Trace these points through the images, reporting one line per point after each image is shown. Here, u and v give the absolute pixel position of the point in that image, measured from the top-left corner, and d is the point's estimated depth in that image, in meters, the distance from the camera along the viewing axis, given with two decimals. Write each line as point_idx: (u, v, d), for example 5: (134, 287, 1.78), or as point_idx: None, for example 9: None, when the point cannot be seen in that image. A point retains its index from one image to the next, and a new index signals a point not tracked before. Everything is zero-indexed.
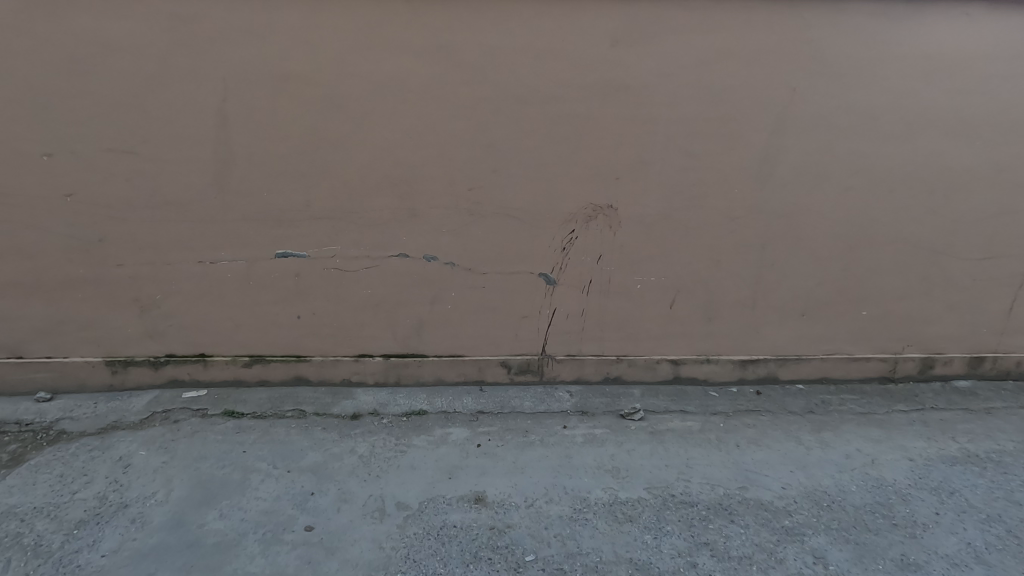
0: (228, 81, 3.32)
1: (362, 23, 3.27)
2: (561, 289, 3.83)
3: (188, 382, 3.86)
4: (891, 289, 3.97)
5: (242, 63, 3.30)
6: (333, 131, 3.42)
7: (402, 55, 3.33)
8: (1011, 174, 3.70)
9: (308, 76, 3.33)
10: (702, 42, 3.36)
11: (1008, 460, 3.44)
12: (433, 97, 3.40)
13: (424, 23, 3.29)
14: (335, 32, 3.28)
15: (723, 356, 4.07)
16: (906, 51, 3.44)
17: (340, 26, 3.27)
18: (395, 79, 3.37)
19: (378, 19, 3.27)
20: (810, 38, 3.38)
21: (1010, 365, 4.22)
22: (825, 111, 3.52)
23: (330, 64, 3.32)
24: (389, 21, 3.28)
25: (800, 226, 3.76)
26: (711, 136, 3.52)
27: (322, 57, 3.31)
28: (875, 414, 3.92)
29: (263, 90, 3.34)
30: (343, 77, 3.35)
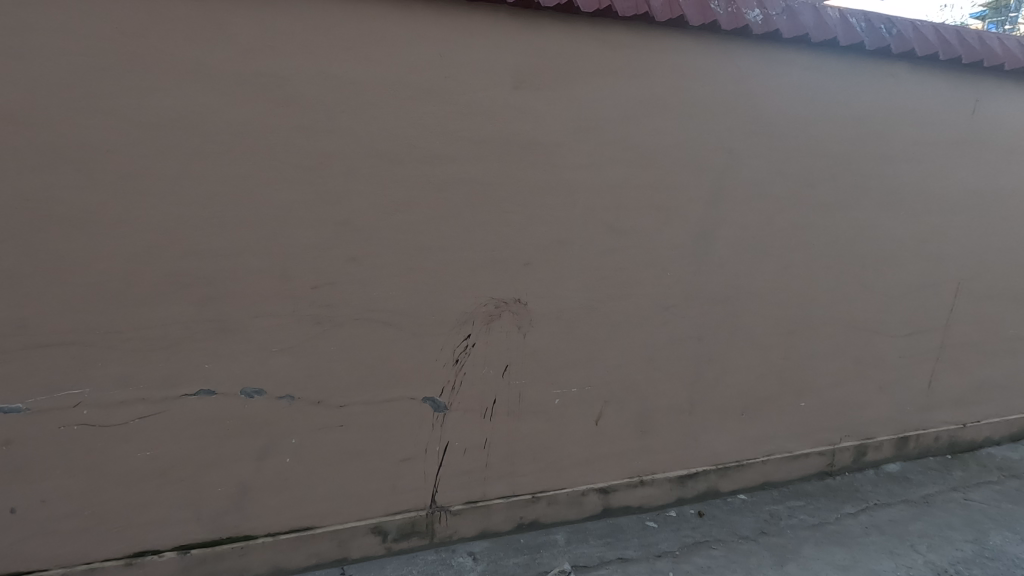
0: None
1: (123, 30, 2.01)
2: (455, 416, 2.73)
3: None
4: (828, 376, 3.46)
5: None
6: (70, 202, 2.04)
7: (197, 84, 2.11)
8: (929, 246, 3.43)
9: (19, 112, 1.95)
10: (628, 90, 2.62)
11: (976, 572, 2.88)
12: (255, 149, 2.20)
13: (234, 37, 2.12)
14: (71, 42, 1.97)
15: (658, 475, 3.21)
16: (840, 111, 3.02)
17: (87, 33, 1.98)
18: (185, 121, 2.11)
19: (153, 26, 2.03)
20: (747, 91, 2.81)
21: (932, 442, 3.87)
22: (763, 176, 2.95)
23: (62, 92, 1.98)
24: (173, 30, 2.05)
25: (739, 311, 3.10)
26: (640, 208, 2.76)
27: (47, 81, 1.96)
28: (828, 525, 3.23)
29: None
30: (89, 114, 2.02)
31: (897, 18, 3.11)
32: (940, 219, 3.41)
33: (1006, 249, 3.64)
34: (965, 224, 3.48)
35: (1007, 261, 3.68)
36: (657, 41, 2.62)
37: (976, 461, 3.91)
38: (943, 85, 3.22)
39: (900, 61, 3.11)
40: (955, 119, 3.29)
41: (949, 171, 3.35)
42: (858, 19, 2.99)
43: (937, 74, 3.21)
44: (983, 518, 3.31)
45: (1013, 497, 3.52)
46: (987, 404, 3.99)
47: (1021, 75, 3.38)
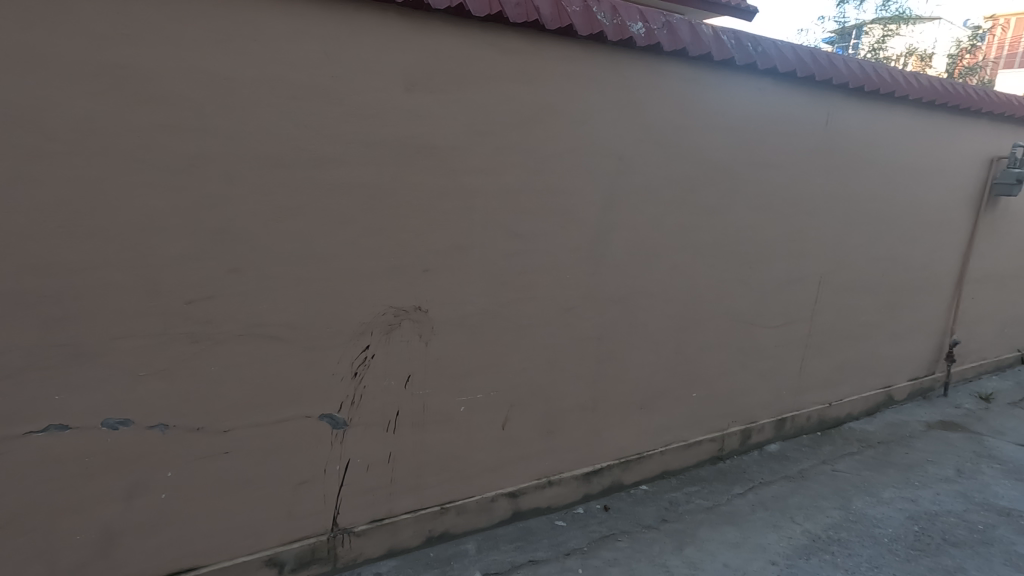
0: None
1: None
2: (356, 432, 2.60)
3: None
4: (715, 367, 3.72)
5: None
6: None
7: (33, 75, 1.83)
8: (795, 244, 3.79)
9: None
10: (523, 95, 2.65)
11: (844, 536, 3.22)
12: (110, 150, 1.95)
13: (79, 23, 1.86)
14: None
15: (565, 474, 3.27)
16: (717, 121, 3.25)
17: None
18: (20, 116, 1.83)
19: None
20: (634, 100, 2.95)
21: (804, 421, 4.28)
22: (651, 181, 3.10)
23: None
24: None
25: (635, 310, 3.24)
26: (538, 212, 2.79)
27: None
28: (721, 506, 3.46)
29: None
30: None
31: (762, 37, 3.39)
32: (803, 220, 3.78)
33: (857, 245, 4.12)
34: (823, 224, 3.89)
35: (859, 256, 4.16)
36: (549, 49, 2.67)
37: (841, 436, 4.37)
38: (803, 99, 3.57)
39: (765, 77, 3.38)
40: (812, 130, 3.66)
41: (810, 176, 3.73)
42: (729, 36, 3.23)
43: (798, 90, 3.54)
44: (847, 486, 3.71)
45: (870, 465, 3.98)
46: (847, 384, 4.48)
47: (864, 93, 3.82)
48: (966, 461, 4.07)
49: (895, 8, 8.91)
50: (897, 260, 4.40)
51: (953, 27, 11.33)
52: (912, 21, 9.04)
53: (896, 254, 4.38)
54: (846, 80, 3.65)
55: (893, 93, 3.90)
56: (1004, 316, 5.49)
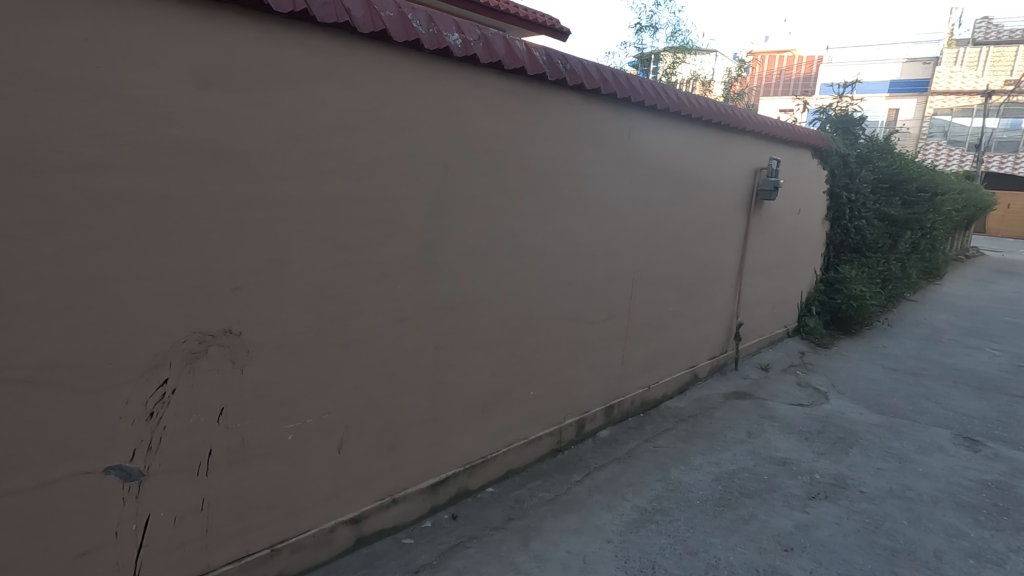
0: None
1: None
2: (157, 481, 2.22)
3: None
4: (550, 365, 3.91)
5: None
6: None
7: None
8: (611, 245, 4.16)
9: None
10: (339, 99, 2.52)
11: (666, 504, 3.60)
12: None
13: None
14: None
15: (410, 489, 3.17)
16: (535, 132, 3.43)
17: None
18: None
19: None
20: (455, 109, 2.98)
21: (629, 406, 4.72)
22: (477, 188, 3.16)
23: None
24: None
25: (470, 316, 3.28)
26: (363, 221, 2.68)
27: None
28: (562, 496, 3.65)
29: None
30: None
31: (571, 55, 3.63)
32: (616, 224, 4.17)
33: (661, 245, 4.66)
34: (633, 226, 4.33)
35: (663, 255, 4.71)
36: (364, 52, 2.57)
37: (659, 415, 4.90)
38: (610, 114, 3.92)
39: (575, 92, 3.64)
40: (618, 142, 4.04)
41: (619, 184, 4.12)
42: (541, 53, 3.40)
43: (604, 105, 3.87)
44: (666, 459, 4.16)
45: (683, 437, 4.52)
46: (662, 368, 5.04)
47: (657, 110, 4.30)
48: (754, 423, 4.83)
49: (681, 39, 10.33)
50: (693, 256, 5.07)
51: (724, 59, 13.50)
52: (694, 51, 10.56)
53: (692, 251, 5.05)
54: (644, 99, 4.07)
55: (681, 112, 4.47)
56: (773, 299, 6.64)
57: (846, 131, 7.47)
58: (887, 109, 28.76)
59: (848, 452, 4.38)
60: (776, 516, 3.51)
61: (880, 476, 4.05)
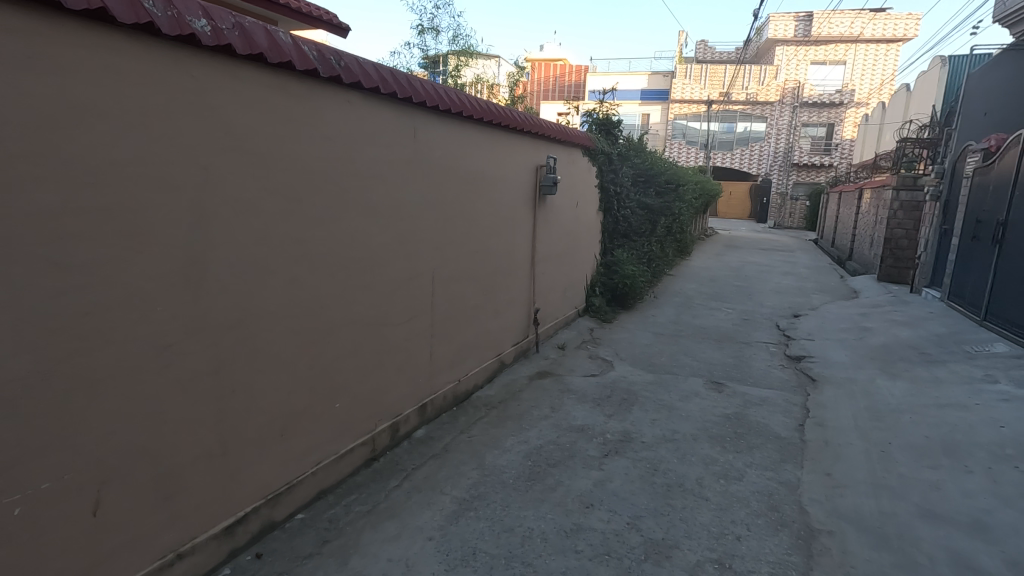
0: None
1: None
2: None
3: None
4: (354, 373, 3.77)
5: None
6: None
7: None
8: (406, 245, 4.16)
9: None
10: (46, 89, 2.05)
11: (482, 490, 3.74)
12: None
13: None
14: None
15: (200, 538, 2.78)
16: (311, 132, 3.24)
17: None
18: None
19: None
20: (211, 104, 2.66)
21: (441, 401, 4.79)
22: (248, 193, 2.88)
23: None
24: None
25: (254, 334, 2.98)
26: (98, 236, 2.24)
27: None
28: (379, 504, 3.55)
29: None
30: None
31: (345, 52, 3.50)
32: (409, 223, 4.17)
33: (456, 242, 4.80)
34: (426, 225, 4.38)
35: (459, 251, 4.86)
36: (76, 34, 2.13)
37: (471, 405, 5.07)
38: (392, 114, 3.89)
39: (353, 90, 3.52)
40: (402, 143, 4.03)
41: (407, 185, 4.12)
42: (311, 48, 3.22)
43: (386, 104, 3.83)
44: (480, 447, 4.32)
45: (494, 423, 4.74)
46: (469, 360, 5.21)
47: (440, 111, 4.41)
48: (555, 398, 5.29)
49: (462, 43, 10.73)
50: (487, 251, 5.33)
51: (504, 64, 14.39)
52: (475, 55, 11.07)
53: (486, 246, 5.31)
54: (426, 99, 4.13)
55: (462, 113, 4.64)
56: (563, 284, 7.33)
57: (608, 132, 8.54)
58: (642, 114, 33.73)
59: (631, 410, 5.06)
60: (577, 479, 3.89)
61: (655, 425, 4.77)
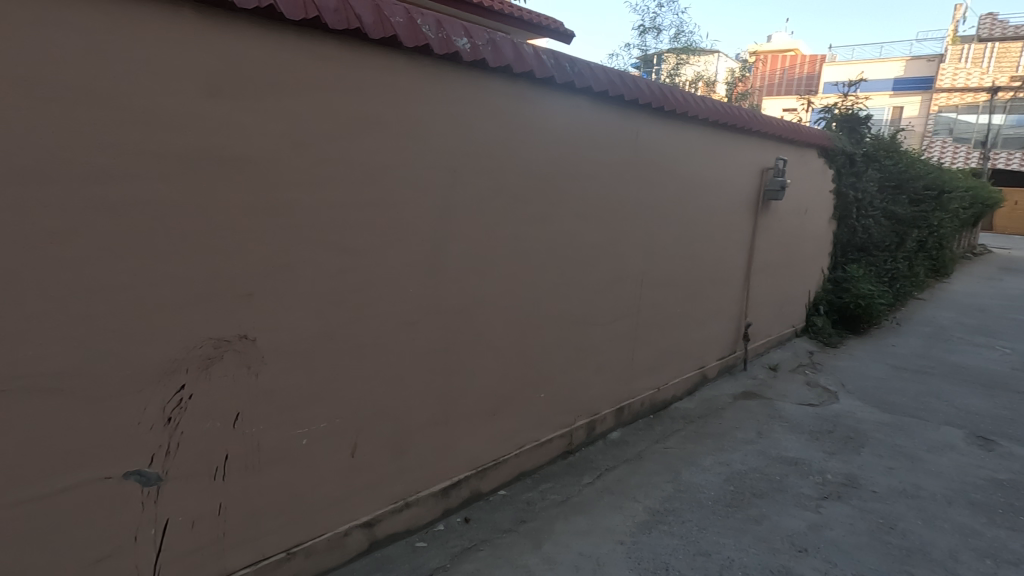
0: None
1: None
2: (174, 488, 2.19)
3: None
4: (556, 367, 3.91)
5: None
6: None
7: None
8: (616, 246, 4.18)
9: None
10: (347, 106, 2.53)
11: (677, 506, 3.59)
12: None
13: None
14: None
15: (422, 493, 3.17)
16: (541, 135, 3.45)
17: None
18: None
19: None
20: (462, 113, 3.00)
21: (638, 406, 4.72)
22: (485, 193, 3.20)
23: None
24: None
25: (478, 320, 3.30)
26: (370, 226, 2.69)
27: None
28: (572, 498, 3.64)
29: None
30: None
31: (577, 58, 3.64)
32: (621, 225, 4.18)
33: (666, 246, 4.67)
34: (638, 228, 4.34)
35: (669, 257, 4.73)
36: (373, 58, 2.58)
37: (668, 416, 4.91)
38: (616, 116, 3.93)
39: (581, 94, 3.65)
40: (624, 145, 4.05)
41: (624, 187, 4.14)
42: (548, 56, 3.39)
43: (612, 107, 3.90)
44: (677, 461, 4.15)
45: (692, 438, 4.52)
46: (669, 369, 5.05)
47: (664, 112, 4.32)
48: (762, 423, 4.83)
49: (684, 40, 10.38)
50: (698, 257, 5.08)
51: (727, 60, 13.58)
52: (698, 52, 10.61)
53: (697, 252, 5.06)
54: (651, 100, 4.07)
55: (686, 113, 4.48)
56: (780, 299, 6.65)
57: (851, 130, 7.46)
58: (892, 108, 28.77)
59: (859, 452, 4.37)
60: (788, 517, 3.50)
61: (891, 475, 4.04)
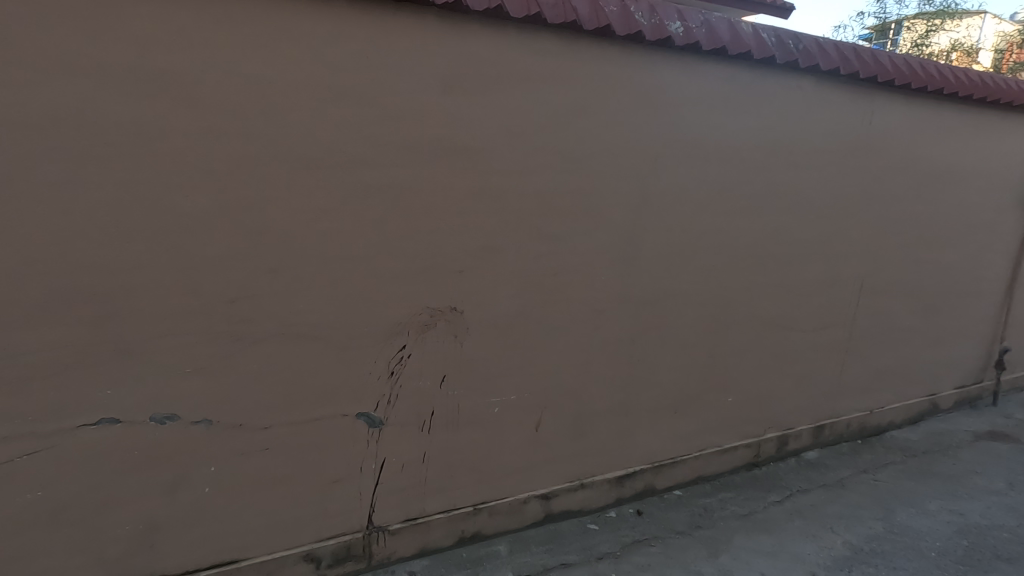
0: None
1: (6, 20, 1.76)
2: (391, 432, 2.55)
3: None
4: (747, 371, 3.59)
5: None
6: None
7: (105, 84, 1.90)
8: (833, 245, 3.71)
9: None
10: (557, 96, 2.65)
11: (887, 549, 3.09)
12: (133, 153, 1.95)
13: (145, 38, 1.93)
14: None
15: (597, 476, 3.16)
16: (754, 121, 3.23)
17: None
18: (93, 127, 1.89)
19: (44, 18, 1.80)
20: (670, 99, 2.94)
21: (843, 428, 4.16)
22: (687, 183, 3.09)
23: None
24: (91, 34, 1.86)
25: (668, 313, 3.20)
26: (570, 212, 2.78)
27: None
28: (756, 514, 3.33)
29: None
30: None
31: (803, 34, 3.34)
32: (841, 222, 3.70)
33: (898, 248, 4.00)
34: (863, 226, 3.79)
35: (899, 261, 4.04)
36: (586, 48, 2.66)
37: (882, 445, 4.24)
38: (845, 98, 3.51)
39: (806, 75, 3.35)
40: (853, 130, 3.59)
41: (849, 178, 3.65)
42: (769, 34, 3.18)
43: (841, 89, 3.50)
44: (890, 498, 3.57)
45: (912, 476, 3.85)
46: (888, 391, 4.35)
47: (908, 91, 3.73)
48: (1017, 473, 3.90)
49: (939, 5, 8.68)
50: (941, 264, 4.26)
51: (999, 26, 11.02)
52: (957, 18, 8.79)
53: (940, 257, 4.24)
54: (893, 77, 3.58)
55: (939, 91, 3.81)
56: None
57: None
58: None
59: None
60: None
61: None
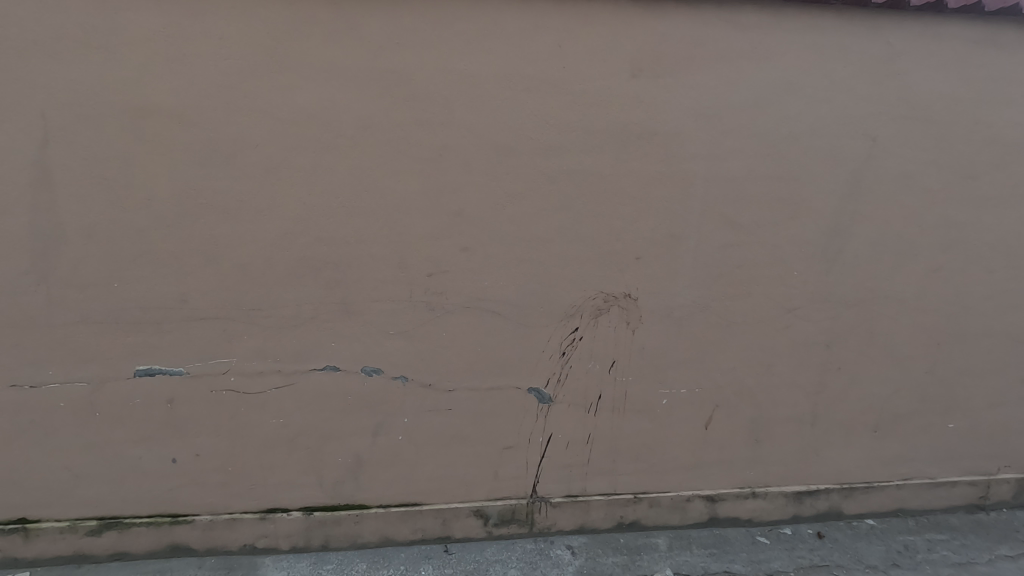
0: (66, 122, 2.13)
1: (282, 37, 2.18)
2: (559, 409, 2.65)
3: (16, 563, 2.35)
4: (981, 396, 2.99)
5: (91, 92, 2.12)
6: (235, 195, 2.25)
7: (346, 84, 2.24)
8: None
9: (199, 119, 2.19)
10: (758, 74, 2.47)
11: None
12: (362, 143, 2.29)
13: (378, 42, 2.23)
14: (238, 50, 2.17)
15: (772, 488, 2.92)
16: (1017, 91, 2.65)
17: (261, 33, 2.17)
18: (335, 121, 2.26)
19: (306, 33, 2.19)
20: (899, 70, 2.56)
21: None
22: (914, 167, 2.66)
23: (231, 97, 2.19)
24: (338, 43, 2.21)
25: (877, 317, 2.79)
26: (763, 200, 2.57)
27: (220, 86, 2.18)
28: (979, 566, 2.74)
29: (126, 134, 2.17)
30: (251, 115, 2.21)
31: None
32: None
33: None
34: None
35: None
36: (796, 18, 2.45)
37: None
38: None
39: None
40: None
41: None
42: None
43: None
44: None
45: None
46: None
47: None
48: None
49: None
50: None
51: None
52: None
53: None
54: None
55: None
56: None
57: None
58: None
59: None
60: None
61: None
